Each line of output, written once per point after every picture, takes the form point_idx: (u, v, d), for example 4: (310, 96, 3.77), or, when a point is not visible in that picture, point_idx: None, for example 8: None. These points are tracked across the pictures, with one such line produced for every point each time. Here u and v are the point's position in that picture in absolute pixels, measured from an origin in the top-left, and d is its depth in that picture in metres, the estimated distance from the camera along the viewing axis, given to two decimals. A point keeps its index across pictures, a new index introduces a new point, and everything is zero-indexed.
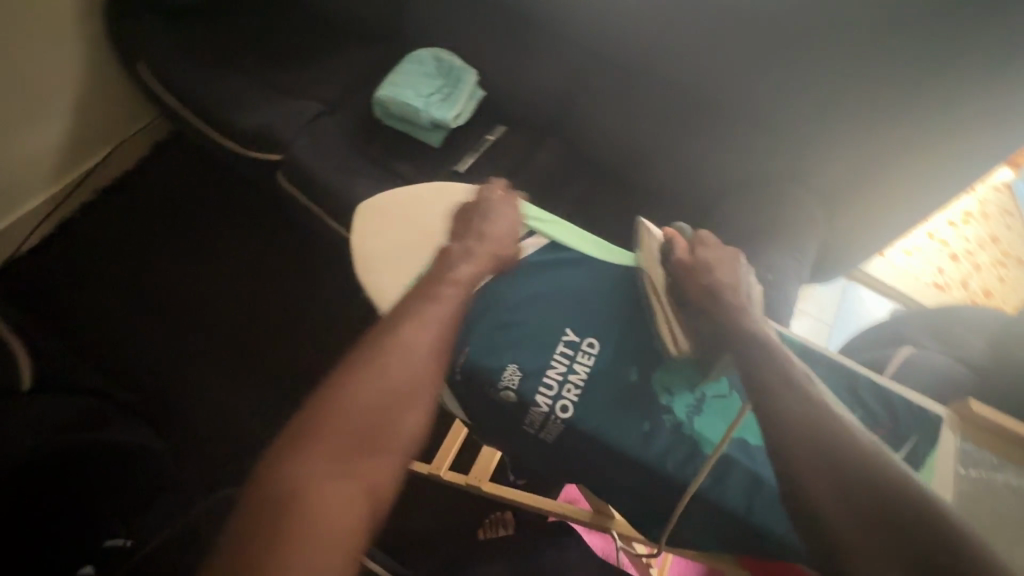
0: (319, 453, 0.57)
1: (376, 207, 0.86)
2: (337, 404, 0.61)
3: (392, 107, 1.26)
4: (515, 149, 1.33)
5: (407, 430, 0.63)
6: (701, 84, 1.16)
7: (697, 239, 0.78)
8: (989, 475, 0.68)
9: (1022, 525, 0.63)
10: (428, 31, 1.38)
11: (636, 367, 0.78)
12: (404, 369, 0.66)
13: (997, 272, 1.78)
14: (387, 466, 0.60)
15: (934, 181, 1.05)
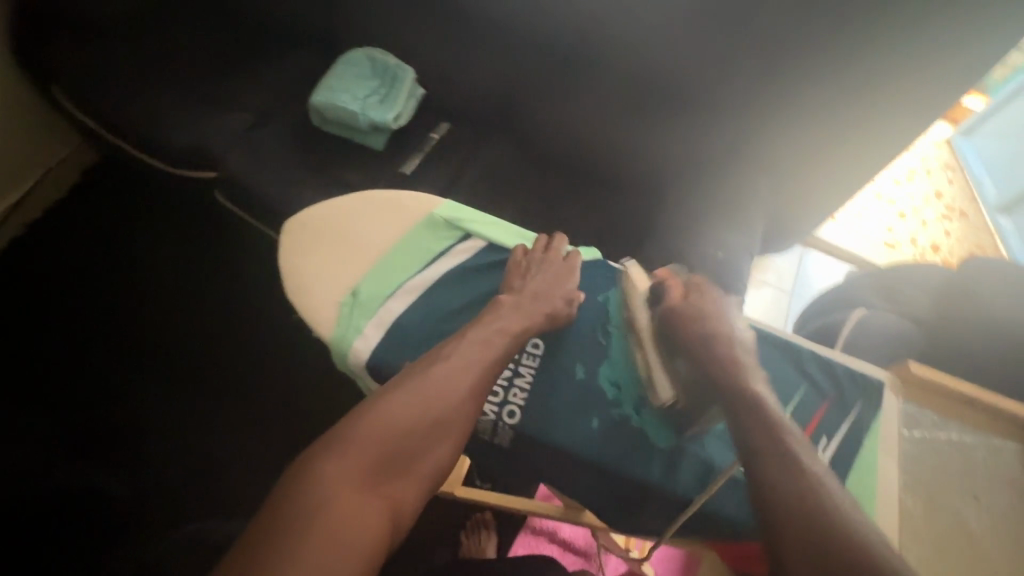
0: (346, 465, 0.55)
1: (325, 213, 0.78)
2: (374, 415, 0.59)
3: (329, 112, 1.22)
4: (460, 145, 1.31)
5: (435, 462, 0.60)
6: (638, 64, 1.15)
7: (693, 282, 0.76)
8: (933, 434, 0.70)
9: (962, 477, 0.66)
10: (359, 30, 1.34)
11: (581, 363, 0.77)
12: (445, 395, 0.63)
13: (943, 226, 1.85)
14: (406, 495, 0.57)
15: (869, 142, 1.08)
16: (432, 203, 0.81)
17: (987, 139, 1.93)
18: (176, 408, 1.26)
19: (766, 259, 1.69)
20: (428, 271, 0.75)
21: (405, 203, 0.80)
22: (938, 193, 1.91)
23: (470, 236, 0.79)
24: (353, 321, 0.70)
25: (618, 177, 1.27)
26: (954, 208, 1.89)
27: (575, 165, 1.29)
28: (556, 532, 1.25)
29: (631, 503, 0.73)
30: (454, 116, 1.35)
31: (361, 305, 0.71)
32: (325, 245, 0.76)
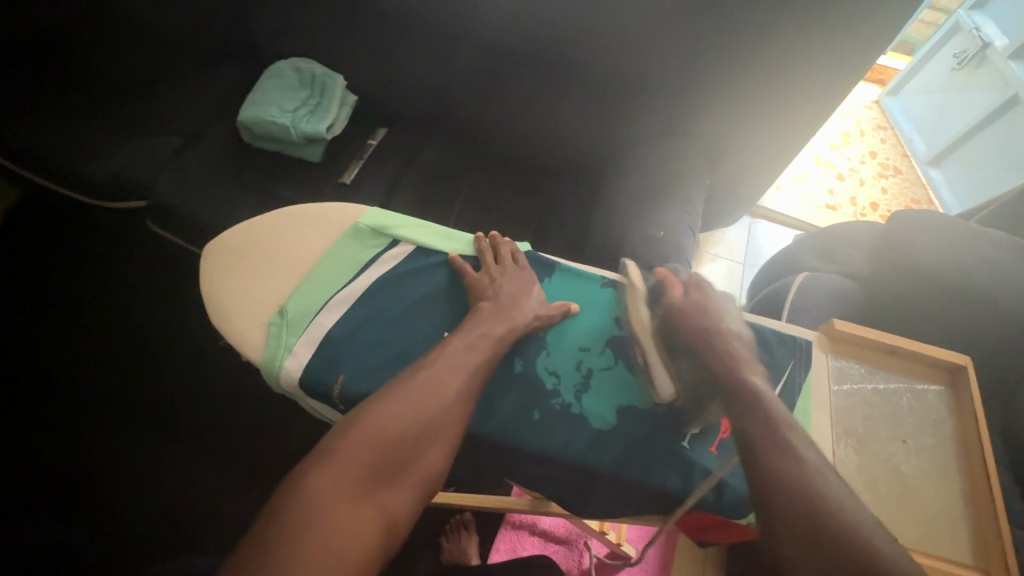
0: (337, 475, 0.53)
1: (261, 228, 0.73)
2: (368, 418, 0.58)
3: (258, 128, 1.18)
4: (400, 149, 1.29)
5: (429, 467, 0.59)
6: (567, 53, 1.16)
7: (692, 280, 0.74)
8: (861, 385, 0.72)
9: (887, 423, 0.69)
10: (284, 41, 1.30)
11: (519, 356, 0.74)
12: (435, 399, 0.61)
13: (880, 183, 1.92)
14: (400, 502, 0.56)
15: (793, 108, 1.12)
16: (359, 210, 0.75)
17: (912, 97, 2.00)
18: (131, 448, 1.19)
19: (716, 232, 1.73)
20: (360, 281, 0.70)
21: (331, 213, 0.75)
22: (873, 153, 1.99)
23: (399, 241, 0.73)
24: (282, 340, 0.65)
25: (560, 167, 1.28)
26: (887, 166, 1.97)
27: (515, 158, 1.29)
28: (535, 524, 1.26)
29: (582, 487, 0.71)
30: (391, 120, 1.34)
31: (290, 324, 0.66)
32: (247, 264, 0.70)
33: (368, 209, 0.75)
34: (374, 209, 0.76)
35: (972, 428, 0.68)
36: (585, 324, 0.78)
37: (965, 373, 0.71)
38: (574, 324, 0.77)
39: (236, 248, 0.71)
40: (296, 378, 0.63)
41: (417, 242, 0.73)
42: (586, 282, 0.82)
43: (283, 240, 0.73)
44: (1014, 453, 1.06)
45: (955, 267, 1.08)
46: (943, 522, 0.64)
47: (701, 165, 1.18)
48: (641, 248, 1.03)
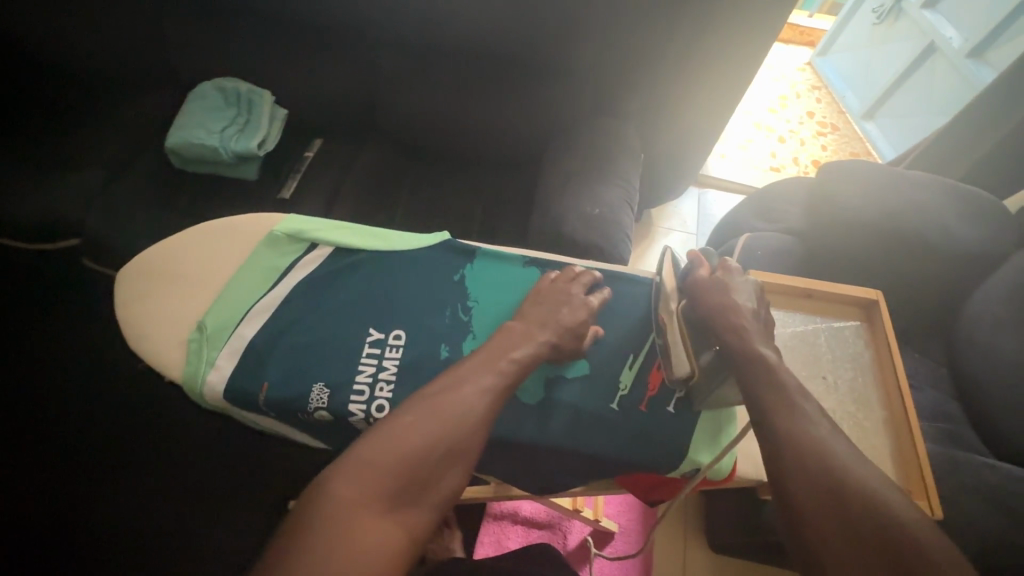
0: (351, 495, 0.48)
1: (212, 231, 0.72)
2: (392, 433, 0.53)
3: (186, 151, 1.17)
4: (337, 157, 1.29)
5: (451, 487, 0.53)
6: (487, 44, 1.18)
7: (722, 261, 0.69)
8: (780, 324, 0.75)
9: (806, 356, 0.73)
10: (206, 62, 1.29)
11: (445, 342, 0.65)
12: (462, 413, 0.56)
13: (820, 141, 1.98)
14: (419, 521, 0.51)
15: (713, 70, 1.15)
16: (273, 218, 0.73)
17: (840, 55, 2.05)
18: (98, 491, 1.15)
19: (668, 206, 1.77)
20: (279, 287, 0.68)
21: (243, 224, 0.73)
22: (811, 112, 2.05)
23: (316, 244, 0.71)
24: (203, 356, 0.64)
25: (498, 158, 1.29)
26: (825, 124, 2.02)
27: (453, 154, 1.31)
28: (517, 512, 1.27)
29: (535, 465, 0.68)
30: (325, 130, 1.34)
31: (209, 338, 0.65)
32: (165, 288, 0.69)
33: (283, 216, 0.73)
34: (290, 215, 0.73)
35: (888, 354, 0.72)
36: (508, 302, 0.69)
37: (876, 303, 0.75)
38: (498, 303, 0.69)
39: (182, 248, 0.71)
40: (220, 392, 0.62)
41: (334, 242, 0.71)
42: (508, 264, 0.72)
43: (230, 247, 0.71)
44: (958, 381, 1.11)
45: (882, 210, 1.12)
46: (870, 449, 0.67)
47: (632, 139, 1.20)
48: (581, 227, 1.03)
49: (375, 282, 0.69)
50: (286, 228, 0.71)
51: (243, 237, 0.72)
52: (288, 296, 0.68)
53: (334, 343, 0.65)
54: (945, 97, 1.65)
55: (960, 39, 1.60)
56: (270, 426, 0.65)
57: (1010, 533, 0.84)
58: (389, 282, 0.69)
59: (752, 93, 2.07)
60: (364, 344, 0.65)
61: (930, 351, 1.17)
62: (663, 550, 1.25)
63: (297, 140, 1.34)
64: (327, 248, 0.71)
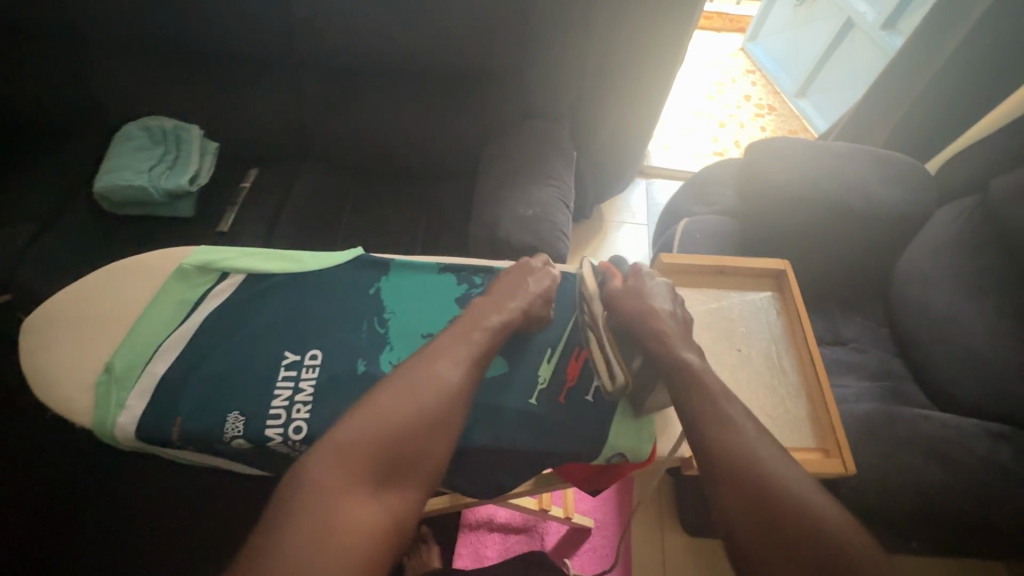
0: (337, 472, 0.51)
1: (127, 267, 0.72)
2: (376, 410, 0.54)
3: (115, 194, 1.16)
4: (273, 185, 1.29)
5: (436, 461, 0.54)
6: (407, 59, 1.18)
7: (632, 268, 0.73)
8: (698, 302, 0.79)
9: (722, 331, 0.77)
10: (129, 103, 1.28)
11: (362, 356, 0.65)
12: (442, 385, 0.56)
13: (759, 123, 2.03)
14: (405, 500, 0.52)
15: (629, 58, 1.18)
16: (183, 251, 0.73)
17: (770, 38, 2.10)
18: (49, 553, 1.11)
19: (617, 200, 1.79)
20: (190, 319, 0.68)
21: (158, 259, 0.72)
22: (748, 95, 2.10)
23: (227, 272, 0.71)
24: (113, 397, 0.63)
25: (435, 170, 1.30)
26: (762, 106, 2.07)
27: (390, 171, 1.31)
28: (492, 519, 1.26)
29: (470, 471, 0.68)
30: (260, 160, 1.34)
31: (119, 379, 0.64)
32: (73, 333, 0.68)
33: (192, 247, 0.73)
34: (199, 246, 0.73)
35: (798, 318, 0.77)
36: (423, 308, 0.70)
37: (783, 271, 0.81)
38: (414, 311, 0.69)
39: (97, 286, 0.70)
40: (132, 433, 0.61)
41: (246, 269, 0.71)
42: (422, 273, 0.73)
43: (147, 282, 0.71)
44: (901, 340, 1.15)
45: (807, 181, 1.15)
46: (790, 414, 0.72)
47: (561, 138, 1.22)
48: (515, 230, 1.04)
49: (289, 304, 0.69)
50: (195, 260, 0.71)
51: (160, 272, 0.71)
52: (203, 328, 0.68)
53: (249, 370, 0.65)
54: (867, 68, 1.72)
55: (874, 13, 1.66)
56: (194, 462, 0.64)
57: (944, 480, 0.88)
58: (303, 302, 0.69)
59: (689, 83, 2.12)
60: (280, 367, 0.65)
61: (870, 314, 1.22)
62: (641, 540, 1.25)
63: (233, 172, 1.33)
64: (239, 275, 0.71)
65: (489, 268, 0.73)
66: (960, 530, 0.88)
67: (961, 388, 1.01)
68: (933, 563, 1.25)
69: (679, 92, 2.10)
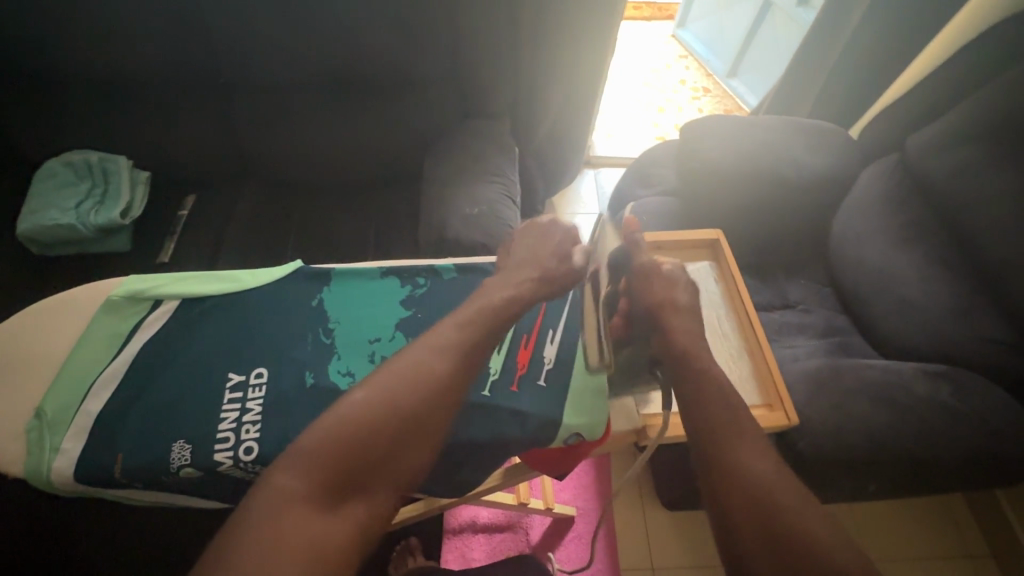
0: (306, 480, 0.49)
1: (51, 306, 0.69)
2: (356, 414, 0.53)
3: (40, 236, 1.10)
4: (214, 209, 1.26)
5: (412, 467, 0.54)
6: (340, 70, 1.18)
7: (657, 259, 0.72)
8: None
9: None
10: (48, 136, 1.22)
11: (310, 369, 0.64)
12: (426, 387, 0.55)
13: (696, 104, 2.09)
14: (375, 503, 0.52)
15: (559, 49, 1.21)
16: (111, 283, 0.70)
17: (698, 23, 2.18)
18: None
19: (568, 192, 1.82)
20: (124, 352, 0.66)
21: (84, 294, 0.69)
22: (684, 79, 2.16)
23: (160, 299, 0.69)
24: (46, 442, 0.60)
25: (380, 178, 1.29)
26: (698, 88, 2.13)
27: (335, 184, 1.30)
28: (475, 521, 1.26)
29: (433, 472, 0.67)
30: (197, 185, 1.30)
31: (52, 423, 0.61)
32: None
33: (119, 278, 0.70)
34: (127, 276, 0.71)
35: (735, 285, 0.81)
36: (367, 317, 0.69)
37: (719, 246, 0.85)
38: (359, 317, 0.69)
39: (18, 331, 0.67)
40: (71, 476, 0.59)
41: (180, 295, 0.69)
42: (365, 279, 0.72)
43: (74, 321, 0.68)
44: (843, 297, 1.21)
45: (738, 156, 1.20)
46: (737, 377, 0.75)
47: (501, 136, 1.23)
48: (463, 230, 1.05)
49: (227, 325, 0.68)
50: (123, 290, 0.68)
51: (87, 309, 0.68)
52: (140, 361, 0.65)
53: (191, 398, 0.63)
54: (789, 45, 1.81)
55: None
56: (143, 498, 0.61)
57: (892, 423, 0.94)
58: (242, 321, 0.68)
59: (626, 72, 2.17)
60: (225, 390, 0.63)
61: (812, 277, 1.28)
62: (623, 521, 1.28)
63: (169, 199, 1.28)
64: (174, 301, 0.69)
65: (431, 268, 0.73)
66: (907, 469, 0.94)
67: (898, 336, 1.07)
68: (896, 505, 1.33)
69: (617, 82, 2.15)
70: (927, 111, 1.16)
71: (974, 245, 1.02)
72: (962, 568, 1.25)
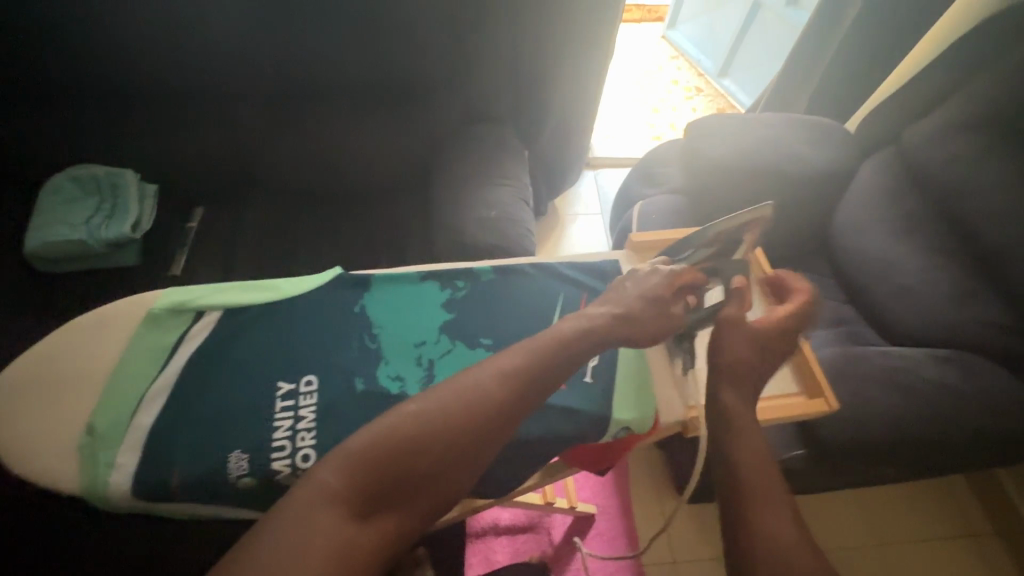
0: (347, 485, 0.50)
1: (90, 322, 0.68)
2: (411, 426, 0.53)
3: (51, 253, 1.08)
4: (223, 220, 1.25)
5: (450, 488, 0.53)
6: (352, 79, 1.19)
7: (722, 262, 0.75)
8: None
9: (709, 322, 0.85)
10: (54, 151, 1.20)
11: (360, 374, 0.65)
12: (482, 409, 0.55)
13: (689, 104, 2.12)
14: (405, 515, 0.51)
15: (568, 54, 1.23)
16: (150, 296, 0.70)
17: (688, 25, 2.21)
18: None
19: (569, 194, 1.83)
20: (171, 365, 0.65)
21: (122, 309, 0.69)
22: (676, 80, 2.20)
23: (202, 311, 0.69)
24: (99, 459, 0.60)
25: (391, 186, 1.30)
26: (690, 88, 2.17)
27: (346, 193, 1.30)
28: (497, 523, 1.26)
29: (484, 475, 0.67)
30: (206, 197, 1.29)
31: (103, 439, 0.61)
32: (39, 400, 0.63)
33: (157, 292, 0.70)
34: (165, 289, 0.70)
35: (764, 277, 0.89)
36: (412, 322, 0.70)
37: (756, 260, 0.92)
38: (402, 321, 0.69)
39: (55, 349, 0.66)
40: (126, 492, 0.58)
41: (222, 306, 0.69)
42: (404, 284, 0.73)
43: (114, 335, 0.67)
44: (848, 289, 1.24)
45: (742, 154, 1.23)
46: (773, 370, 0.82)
47: (513, 141, 1.25)
48: (481, 233, 1.05)
49: (271, 334, 0.68)
50: (164, 303, 0.68)
51: (125, 323, 0.68)
52: (188, 373, 0.65)
53: (242, 409, 0.62)
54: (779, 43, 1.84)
55: None
56: (196, 512, 0.61)
57: (907, 407, 0.97)
58: (287, 331, 0.68)
59: (619, 74, 2.20)
60: (276, 399, 0.63)
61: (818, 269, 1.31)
62: (643, 517, 1.29)
63: (178, 213, 1.27)
64: (215, 313, 0.69)
65: (469, 271, 0.74)
66: (919, 450, 0.97)
67: (905, 323, 1.11)
68: (903, 490, 1.36)
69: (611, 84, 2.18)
70: (922, 106, 1.21)
71: (972, 233, 1.06)
72: (969, 548, 1.29)
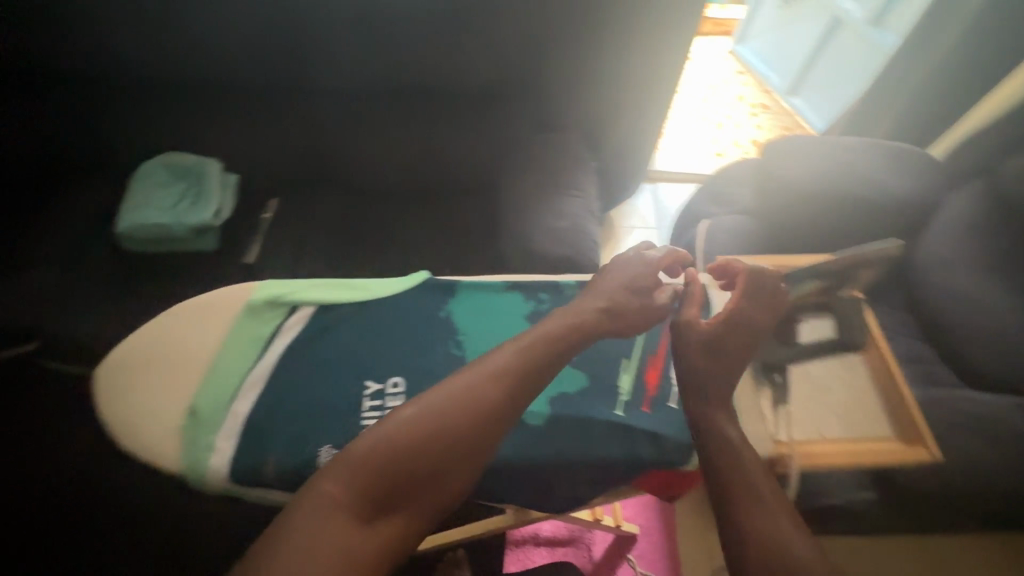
0: (349, 489, 0.52)
1: (194, 308, 0.72)
2: (404, 431, 0.54)
3: (141, 234, 1.15)
4: (296, 212, 1.29)
5: (454, 487, 0.55)
6: (429, 82, 1.20)
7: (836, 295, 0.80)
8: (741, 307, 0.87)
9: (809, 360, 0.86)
10: (146, 137, 1.26)
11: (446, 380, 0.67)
12: (476, 411, 0.56)
13: (754, 122, 2.07)
14: (413, 514, 0.53)
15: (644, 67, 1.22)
16: (249, 287, 0.73)
17: (757, 40, 2.16)
18: None
19: (626, 206, 1.81)
20: (268, 356, 0.68)
21: (223, 297, 0.72)
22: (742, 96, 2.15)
23: (299, 306, 0.72)
24: (200, 441, 0.63)
25: (456, 188, 1.31)
26: (756, 105, 2.11)
27: (411, 193, 1.32)
28: (538, 534, 1.25)
29: (555, 489, 0.68)
30: (279, 189, 1.34)
31: (203, 422, 0.64)
32: (146, 379, 0.67)
33: (257, 283, 0.73)
34: (265, 281, 0.74)
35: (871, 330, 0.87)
36: (497, 332, 0.71)
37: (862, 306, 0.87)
38: (487, 330, 0.71)
39: (161, 331, 0.70)
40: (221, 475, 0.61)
41: (317, 302, 0.72)
42: (489, 293, 0.75)
43: (215, 322, 0.71)
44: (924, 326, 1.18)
45: (820, 178, 1.18)
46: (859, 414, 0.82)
47: (582, 152, 1.25)
48: (549, 243, 1.05)
49: (362, 332, 0.70)
50: (264, 295, 0.71)
51: (226, 311, 0.71)
52: (281, 366, 0.68)
53: (332, 404, 0.65)
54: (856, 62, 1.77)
55: (859, 11, 1.73)
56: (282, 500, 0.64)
57: (988, 458, 0.92)
58: (378, 331, 0.71)
59: (683, 87, 2.17)
60: (365, 398, 0.65)
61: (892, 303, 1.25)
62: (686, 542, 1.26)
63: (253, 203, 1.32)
64: (310, 308, 0.72)
65: (553, 285, 0.75)
66: (1004, 504, 0.91)
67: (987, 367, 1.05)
68: None
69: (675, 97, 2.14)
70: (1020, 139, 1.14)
71: None
72: None
